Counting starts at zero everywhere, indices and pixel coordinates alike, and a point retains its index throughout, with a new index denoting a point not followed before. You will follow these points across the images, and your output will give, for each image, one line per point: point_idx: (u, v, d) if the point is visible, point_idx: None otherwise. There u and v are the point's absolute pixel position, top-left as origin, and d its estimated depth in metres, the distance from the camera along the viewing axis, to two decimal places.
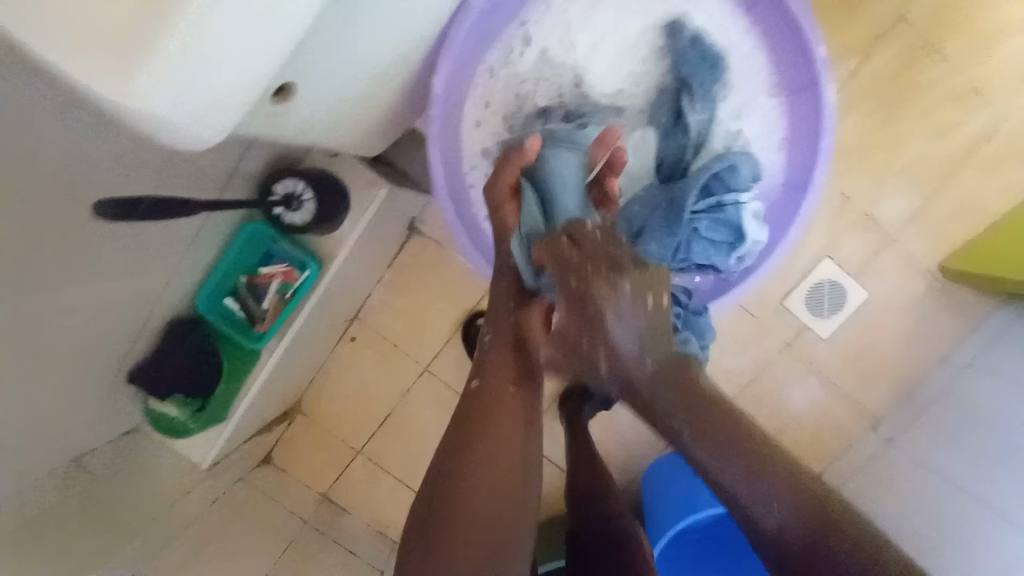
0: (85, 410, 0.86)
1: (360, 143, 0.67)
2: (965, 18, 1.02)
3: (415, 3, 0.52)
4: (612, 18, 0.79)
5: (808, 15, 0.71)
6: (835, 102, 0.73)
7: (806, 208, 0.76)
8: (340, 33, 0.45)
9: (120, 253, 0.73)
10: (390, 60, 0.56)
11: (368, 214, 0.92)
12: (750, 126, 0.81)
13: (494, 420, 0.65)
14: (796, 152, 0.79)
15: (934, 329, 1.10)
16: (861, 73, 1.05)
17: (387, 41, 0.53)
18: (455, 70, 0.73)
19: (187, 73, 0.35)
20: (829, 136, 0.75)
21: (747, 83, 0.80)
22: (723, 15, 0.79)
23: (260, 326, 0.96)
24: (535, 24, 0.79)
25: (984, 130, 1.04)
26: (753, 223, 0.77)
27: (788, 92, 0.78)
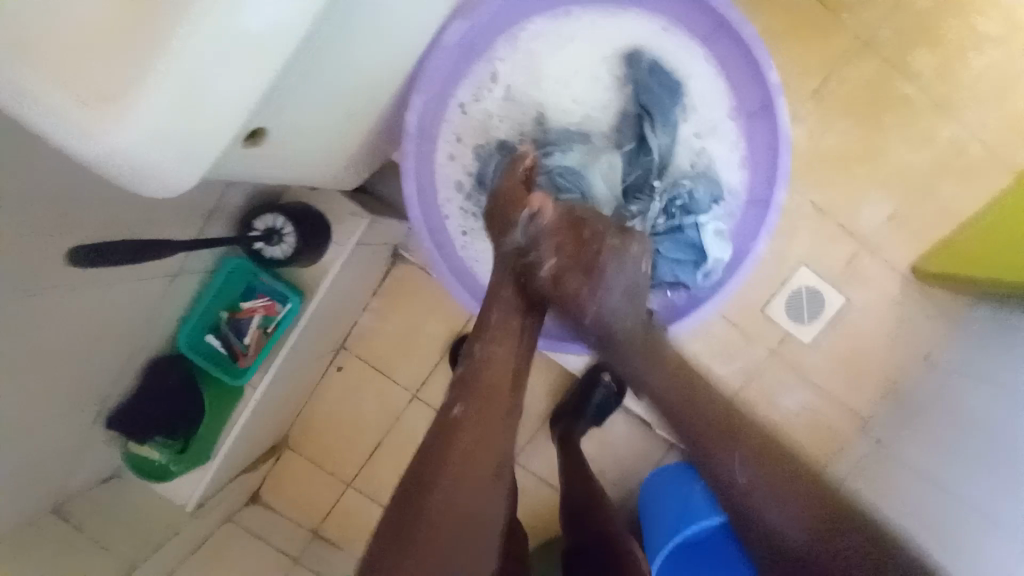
0: (62, 457, 0.83)
1: (338, 177, 0.68)
2: (923, 37, 1.07)
3: (385, 46, 0.54)
4: (574, 49, 0.82)
5: (757, 42, 0.74)
6: (789, 123, 0.75)
7: (768, 225, 0.78)
8: (312, 80, 0.47)
9: (97, 295, 0.72)
10: (365, 94, 0.58)
11: (350, 243, 0.92)
12: (712, 149, 0.84)
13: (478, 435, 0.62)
14: (757, 171, 0.81)
15: (915, 334, 1.13)
16: (827, 90, 1.09)
17: (361, 78, 0.54)
18: (428, 103, 0.75)
19: (159, 123, 0.36)
20: (786, 156, 0.77)
21: (706, 107, 0.84)
22: (680, 44, 0.82)
23: (243, 362, 0.95)
24: (502, 57, 0.82)
25: (942, 140, 1.09)
26: (715, 242, 0.80)
27: (746, 115, 0.81)
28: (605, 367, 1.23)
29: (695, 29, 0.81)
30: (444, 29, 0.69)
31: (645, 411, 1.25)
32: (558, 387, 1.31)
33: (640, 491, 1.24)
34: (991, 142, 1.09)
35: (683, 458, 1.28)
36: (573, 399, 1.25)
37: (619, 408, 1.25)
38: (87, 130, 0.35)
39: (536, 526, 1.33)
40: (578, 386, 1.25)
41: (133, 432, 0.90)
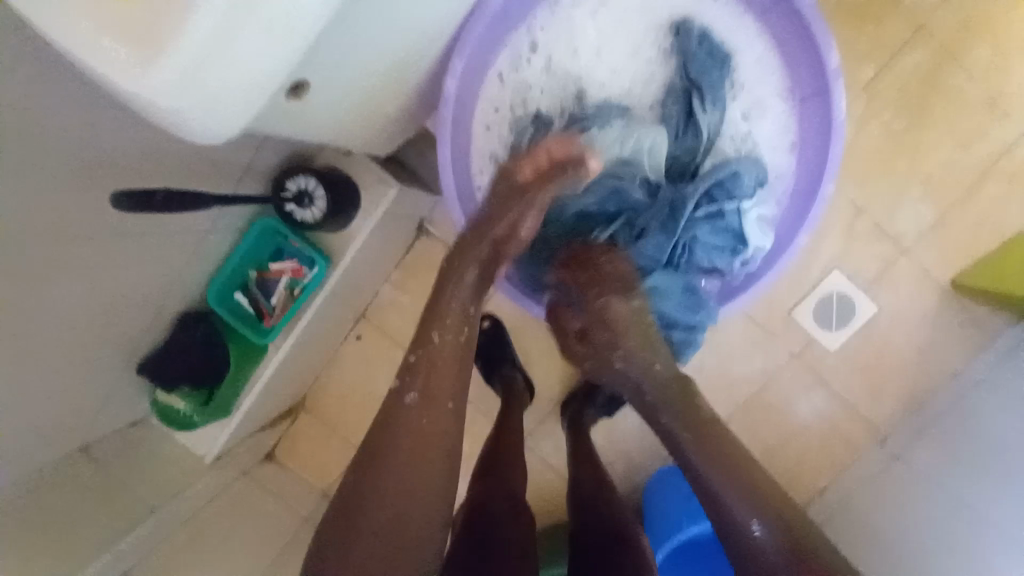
0: (94, 398, 0.87)
1: (370, 141, 0.68)
2: (984, 29, 1.00)
3: (427, 4, 0.53)
4: (620, 22, 0.80)
5: (821, 27, 0.72)
6: (845, 114, 0.73)
7: (813, 218, 0.76)
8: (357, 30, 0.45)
9: (133, 246, 0.74)
10: (409, 51, 0.56)
11: (378, 212, 0.93)
12: (761, 130, 0.80)
13: (428, 418, 0.61)
14: (806, 158, 0.79)
15: (942, 343, 1.09)
16: (877, 83, 1.03)
17: (408, 31, 0.53)
18: (467, 72, 0.74)
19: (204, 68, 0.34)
20: (838, 147, 0.75)
21: (757, 86, 0.80)
22: (733, 20, 0.79)
23: (268, 321, 0.97)
24: (541, 31, 0.80)
25: (996, 144, 1.03)
26: (755, 229, 0.78)
27: (799, 99, 0.78)
28: None
29: (751, 6, 0.77)
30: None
31: None
32: (572, 372, 1.31)
33: (646, 484, 1.24)
34: None
35: None
36: (586, 385, 1.25)
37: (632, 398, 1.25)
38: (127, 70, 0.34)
39: (540, 507, 1.34)
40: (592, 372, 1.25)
41: (161, 381, 0.93)
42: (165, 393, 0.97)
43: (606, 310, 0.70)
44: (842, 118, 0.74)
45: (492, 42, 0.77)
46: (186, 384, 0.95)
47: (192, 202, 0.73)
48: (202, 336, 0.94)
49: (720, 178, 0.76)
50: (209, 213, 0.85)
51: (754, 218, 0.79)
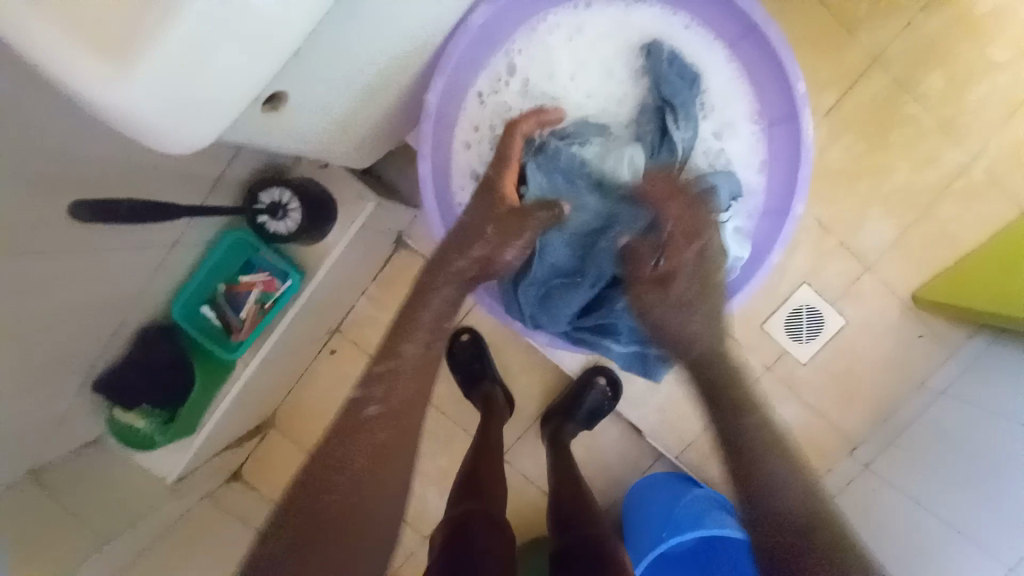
0: (47, 419, 0.82)
1: (349, 154, 0.67)
2: (936, 59, 1.07)
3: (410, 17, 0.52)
4: (595, 44, 0.81)
5: (784, 51, 0.75)
6: (811, 135, 0.76)
7: (786, 233, 0.78)
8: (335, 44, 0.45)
9: (92, 258, 0.71)
10: (387, 66, 0.56)
11: (356, 225, 0.91)
12: (734, 149, 0.83)
13: (387, 437, 0.67)
14: (776, 175, 0.81)
15: (904, 356, 1.14)
16: (838, 109, 1.09)
17: (390, 44, 0.53)
18: (448, 88, 0.74)
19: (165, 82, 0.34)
20: (806, 165, 0.77)
21: (726, 107, 0.83)
22: (703, 45, 0.82)
23: (237, 336, 0.93)
24: (519, 53, 0.81)
25: (949, 167, 1.09)
26: (734, 241, 0.79)
27: (768, 119, 0.81)
28: (599, 370, 1.23)
29: (720, 31, 0.80)
30: (471, 13, 0.68)
31: (634, 417, 1.25)
32: (551, 386, 1.30)
33: (625, 499, 1.24)
34: (998, 172, 1.09)
35: (672, 468, 1.27)
36: (565, 399, 1.24)
37: (611, 412, 1.25)
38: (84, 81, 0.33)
39: (519, 525, 1.32)
40: (571, 386, 1.25)
41: (119, 399, 0.88)
42: (124, 412, 0.92)
43: (690, 313, 0.73)
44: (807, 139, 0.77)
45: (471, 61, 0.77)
46: (146, 403, 0.90)
47: (162, 213, 0.71)
48: (168, 352, 0.91)
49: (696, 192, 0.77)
50: (176, 224, 0.82)
51: (730, 230, 0.80)
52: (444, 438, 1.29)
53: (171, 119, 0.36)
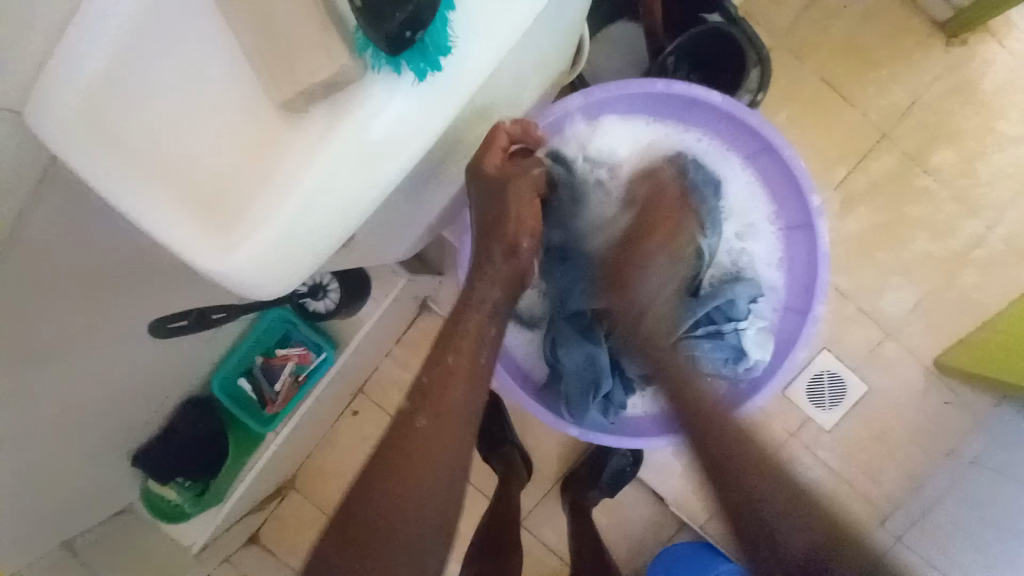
0: (86, 490, 0.85)
1: (396, 252, 0.67)
2: (944, 139, 1.11)
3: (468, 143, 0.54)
4: (619, 154, 0.80)
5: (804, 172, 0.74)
6: (830, 244, 0.75)
7: (807, 337, 0.76)
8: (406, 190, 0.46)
9: (148, 351, 0.75)
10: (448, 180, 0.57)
11: (387, 299, 0.96)
12: (754, 250, 0.81)
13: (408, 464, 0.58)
14: (797, 279, 0.80)
15: (933, 423, 1.14)
16: (849, 184, 1.13)
17: (447, 170, 0.54)
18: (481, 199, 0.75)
19: (285, 246, 0.36)
20: (827, 272, 0.76)
21: (748, 211, 0.82)
22: (721, 155, 0.81)
23: (271, 408, 0.96)
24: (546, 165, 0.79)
25: (963, 237, 1.12)
26: (755, 344, 0.77)
27: (786, 223, 0.81)
28: None
29: (737, 145, 0.80)
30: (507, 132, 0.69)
31: (658, 482, 1.24)
32: (572, 449, 1.30)
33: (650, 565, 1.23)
34: (1013, 243, 1.11)
35: (698, 535, 1.25)
36: (587, 464, 1.24)
37: (634, 477, 1.24)
38: (210, 252, 0.35)
39: None
40: (593, 448, 1.25)
41: (156, 471, 0.91)
42: (157, 483, 0.94)
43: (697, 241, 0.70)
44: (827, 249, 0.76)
45: None
46: (181, 476, 0.92)
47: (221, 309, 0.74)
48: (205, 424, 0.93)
49: (719, 301, 0.76)
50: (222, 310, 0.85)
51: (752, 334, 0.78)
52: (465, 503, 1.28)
53: (269, 284, 0.38)
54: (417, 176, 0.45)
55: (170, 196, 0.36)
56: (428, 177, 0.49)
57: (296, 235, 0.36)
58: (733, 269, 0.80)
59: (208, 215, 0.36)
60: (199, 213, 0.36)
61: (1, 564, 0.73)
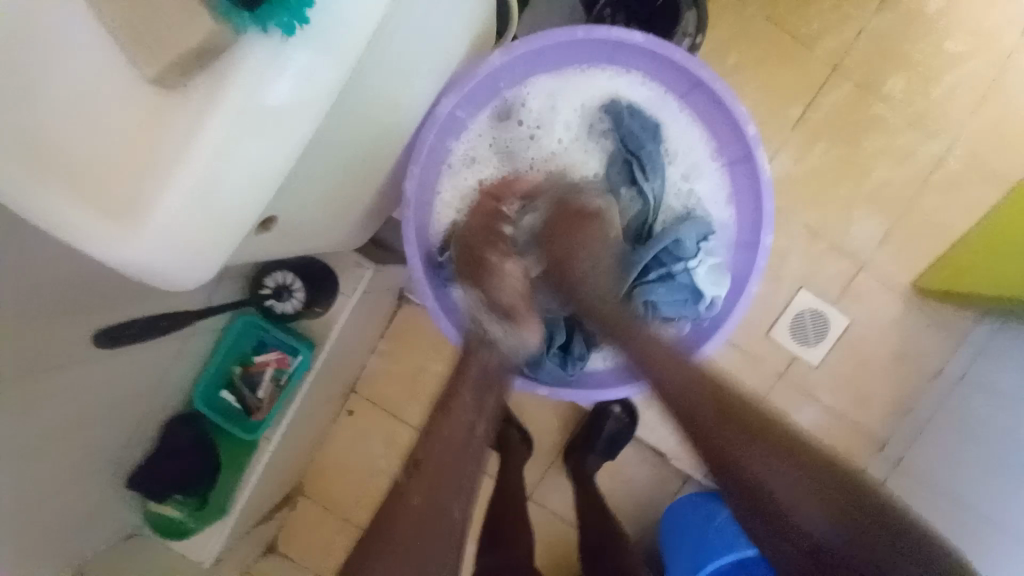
0: (85, 518, 0.85)
1: (344, 240, 0.69)
2: (896, 61, 1.10)
3: (392, 115, 0.55)
4: (557, 112, 0.82)
5: (735, 102, 0.73)
6: (771, 171, 0.75)
7: (758, 268, 0.77)
8: (331, 158, 0.47)
9: (110, 368, 0.76)
10: (378, 155, 0.58)
11: (356, 293, 0.95)
12: (699, 190, 0.83)
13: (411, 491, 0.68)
14: (745, 211, 0.80)
15: (917, 346, 1.15)
16: (806, 119, 1.12)
17: (376, 142, 0.55)
18: (425, 171, 0.76)
19: (188, 222, 0.36)
20: (771, 202, 0.76)
21: (689, 152, 0.83)
22: (658, 98, 0.82)
23: (257, 415, 0.97)
24: (486, 133, 0.82)
25: (926, 158, 1.12)
26: (710, 282, 0.79)
27: (729, 158, 0.81)
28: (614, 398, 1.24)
29: (671, 85, 0.80)
30: (439, 103, 0.70)
31: (656, 440, 1.26)
32: (568, 419, 1.31)
33: (661, 520, 1.21)
34: (977, 157, 1.11)
35: (701, 487, 1.27)
36: (583, 431, 1.25)
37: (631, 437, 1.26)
38: (123, 238, 0.37)
39: (555, 564, 1.31)
40: (588, 416, 1.26)
41: (151, 491, 0.91)
42: (157, 503, 0.94)
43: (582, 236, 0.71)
44: (768, 176, 0.76)
45: (440, 148, 0.78)
46: (177, 493, 0.92)
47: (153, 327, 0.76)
48: (192, 439, 0.93)
49: (664, 245, 0.79)
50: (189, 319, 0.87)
51: (705, 273, 0.79)
52: None
53: (188, 268, 0.38)
54: (333, 142, 0.46)
55: (76, 196, 0.37)
56: (349, 144, 0.49)
57: (201, 214, 0.36)
58: (682, 211, 0.83)
59: (114, 208, 0.37)
60: (106, 206, 0.37)
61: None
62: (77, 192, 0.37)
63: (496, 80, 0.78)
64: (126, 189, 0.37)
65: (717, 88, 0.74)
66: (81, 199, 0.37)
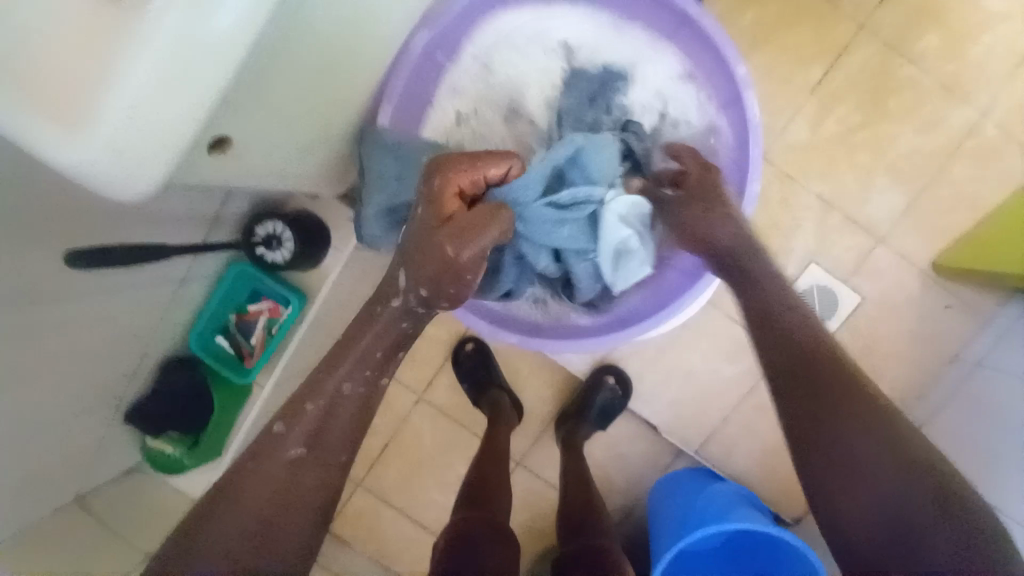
0: (86, 448, 0.89)
1: (321, 177, 0.70)
2: (927, 21, 1.02)
3: (358, 36, 0.55)
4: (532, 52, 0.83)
5: (723, 38, 0.74)
6: (759, 114, 0.75)
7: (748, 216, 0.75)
8: (302, 71, 0.49)
9: (109, 305, 0.76)
10: (346, 85, 0.59)
11: (349, 247, 0.96)
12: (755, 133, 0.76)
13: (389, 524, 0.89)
14: (732, 158, 0.79)
15: (932, 328, 1.09)
16: (828, 81, 1.05)
17: (343, 67, 0.55)
18: (404, 105, 0.76)
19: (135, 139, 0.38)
20: (758, 147, 0.76)
21: (674, 100, 0.83)
22: (641, 40, 0.83)
23: (249, 361, 0.99)
24: (464, 67, 0.82)
25: (956, 128, 1.04)
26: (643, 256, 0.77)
27: (720, 102, 0.80)
28: (609, 369, 1.22)
29: (656, 26, 0.81)
30: (413, 38, 0.72)
31: (651, 413, 1.24)
32: (563, 388, 1.30)
33: (649, 497, 1.22)
34: (1011, 128, 1.03)
35: (694, 462, 1.25)
36: (576, 401, 1.24)
37: (625, 409, 1.24)
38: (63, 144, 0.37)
39: (545, 529, 1.32)
40: (582, 387, 1.24)
41: (148, 426, 0.95)
42: (155, 439, 0.99)
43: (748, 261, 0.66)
44: (756, 119, 0.75)
45: (422, 83, 0.79)
46: (173, 429, 0.97)
47: (154, 252, 0.73)
48: (186, 381, 0.96)
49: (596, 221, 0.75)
50: (184, 261, 0.87)
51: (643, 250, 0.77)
52: (462, 448, 1.31)
53: (132, 176, 0.39)
54: (304, 58, 0.48)
55: (19, 90, 0.37)
56: (326, 55, 0.51)
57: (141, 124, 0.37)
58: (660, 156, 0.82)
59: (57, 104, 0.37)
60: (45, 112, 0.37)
61: (7, 521, 0.76)
62: (24, 90, 0.37)
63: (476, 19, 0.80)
64: (68, 94, 0.36)
65: (704, 22, 0.75)
66: (25, 104, 0.37)
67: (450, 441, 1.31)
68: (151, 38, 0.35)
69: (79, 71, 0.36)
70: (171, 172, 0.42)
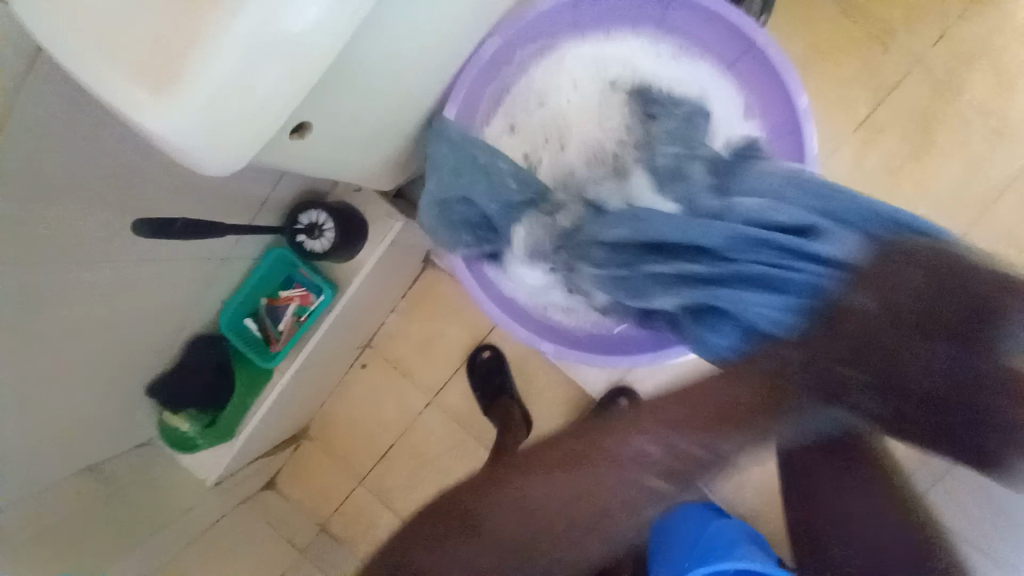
0: (107, 416, 0.90)
1: (378, 174, 0.72)
2: (970, 74, 1.04)
3: (435, 36, 0.56)
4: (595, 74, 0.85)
5: (790, 72, 0.76)
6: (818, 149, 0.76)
7: None
8: (383, 62, 0.51)
9: (148, 274, 0.77)
10: (416, 82, 0.60)
11: (385, 242, 0.98)
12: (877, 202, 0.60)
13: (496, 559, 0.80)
14: None
15: None
16: (867, 124, 1.06)
17: (417, 65, 0.57)
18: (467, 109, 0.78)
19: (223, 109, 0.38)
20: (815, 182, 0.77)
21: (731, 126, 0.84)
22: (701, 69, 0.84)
23: (275, 346, 1.00)
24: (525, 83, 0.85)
25: (992, 180, 1.04)
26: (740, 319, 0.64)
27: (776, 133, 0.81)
28: (624, 390, 1.19)
29: (717, 55, 0.83)
30: (485, 44, 0.73)
31: None
32: (575, 404, 1.30)
33: None
34: None
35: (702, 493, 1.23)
36: (588, 419, 1.23)
37: None
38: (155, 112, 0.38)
39: None
40: (597, 404, 1.23)
41: (170, 400, 0.96)
42: (172, 414, 1.00)
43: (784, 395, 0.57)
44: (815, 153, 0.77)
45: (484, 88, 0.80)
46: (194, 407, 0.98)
47: (209, 231, 0.74)
48: (210, 360, 0.98)
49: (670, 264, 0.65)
50: (227, 242, 0.89)
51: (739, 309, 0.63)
52: (470, 455, 1.30)
53: (205, 146, 0.40)
54: (388, 50, 0.50)
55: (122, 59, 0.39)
56: (405, 48, 0.52)
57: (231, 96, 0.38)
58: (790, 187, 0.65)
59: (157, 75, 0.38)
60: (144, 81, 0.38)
61: (26, 480, 0.77)
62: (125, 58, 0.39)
63: (544, 30, 0.81)
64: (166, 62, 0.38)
65: (772, 54, 0.76)
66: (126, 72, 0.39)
67: (458, 446, 1.30)
68: (250, 10, 0.36)
69: (178, 41, 0.37)
70: (250, 147, 0.42)
